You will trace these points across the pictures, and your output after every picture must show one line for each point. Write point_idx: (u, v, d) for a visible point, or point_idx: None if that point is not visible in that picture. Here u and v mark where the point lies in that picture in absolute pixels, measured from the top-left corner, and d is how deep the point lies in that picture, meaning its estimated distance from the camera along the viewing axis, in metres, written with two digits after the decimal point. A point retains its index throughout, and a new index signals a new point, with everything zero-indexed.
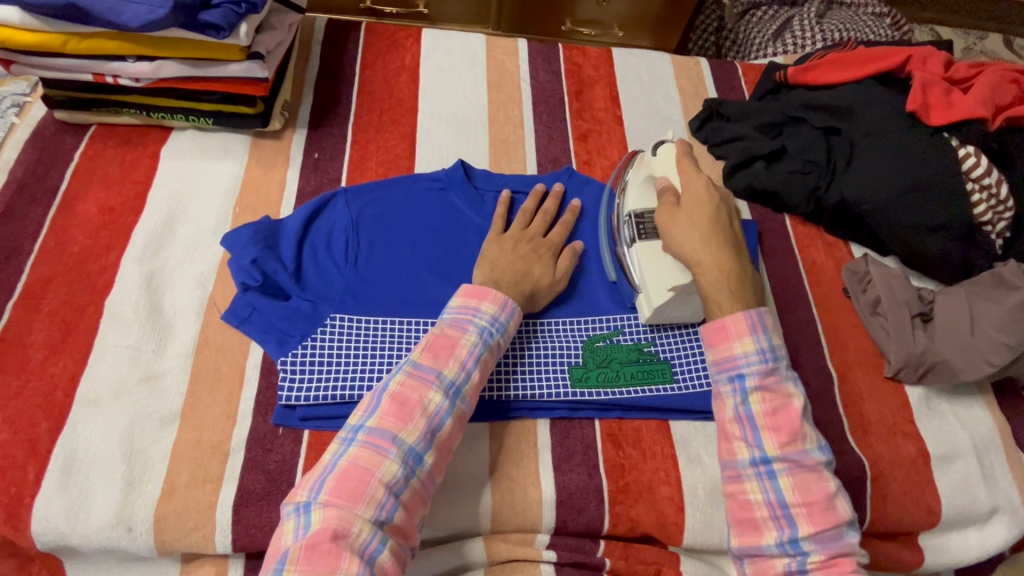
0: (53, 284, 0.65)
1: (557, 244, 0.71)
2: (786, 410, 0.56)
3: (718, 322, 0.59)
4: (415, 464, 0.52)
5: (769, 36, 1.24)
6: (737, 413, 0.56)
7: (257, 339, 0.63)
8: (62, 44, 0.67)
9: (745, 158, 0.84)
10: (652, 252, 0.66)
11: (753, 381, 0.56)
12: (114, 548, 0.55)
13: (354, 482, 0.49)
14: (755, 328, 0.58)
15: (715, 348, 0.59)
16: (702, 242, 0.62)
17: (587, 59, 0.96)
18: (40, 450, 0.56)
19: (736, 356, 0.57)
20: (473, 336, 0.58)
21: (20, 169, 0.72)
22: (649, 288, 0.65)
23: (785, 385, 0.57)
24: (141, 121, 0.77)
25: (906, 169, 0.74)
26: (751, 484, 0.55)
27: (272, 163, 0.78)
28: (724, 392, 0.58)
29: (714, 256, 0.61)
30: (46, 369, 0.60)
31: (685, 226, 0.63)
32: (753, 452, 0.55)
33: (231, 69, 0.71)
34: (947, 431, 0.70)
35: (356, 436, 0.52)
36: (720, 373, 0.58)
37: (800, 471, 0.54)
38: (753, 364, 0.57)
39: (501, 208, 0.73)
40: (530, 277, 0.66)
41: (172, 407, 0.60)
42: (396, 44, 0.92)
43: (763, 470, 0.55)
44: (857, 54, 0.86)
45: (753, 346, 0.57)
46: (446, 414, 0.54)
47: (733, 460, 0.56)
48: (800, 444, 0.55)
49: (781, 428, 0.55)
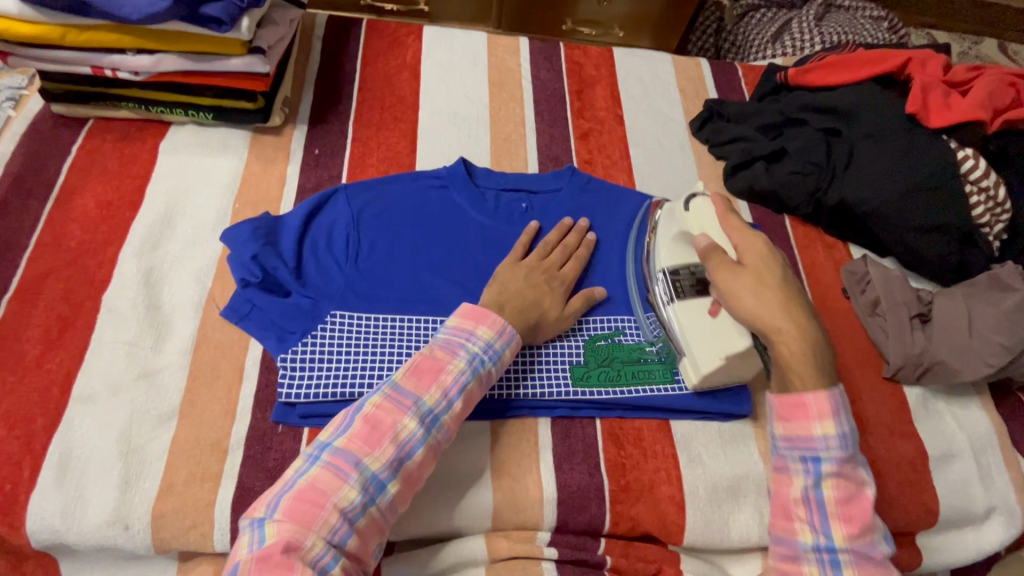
0: (50, 279, 0.64)
1: (571, 278, 0.69)
2: (859, 499, 0.56)
3: (797, 398, 0.57)
4: (376, 493, 0.51)
5: (768, 38, 1.25)
6: (807, 494, 0.56)
7: (257, 336, 0.63)
8: (61, 36, 0.66)
9: (744, 158, 0.85)
10: (697, 316, 0.64)
11: (829, 467, 0.56)
12: (111, 546, 0.54)
13: (309, 504, 0.48)
14: (835, 412, 0.57)
15: (790, 424, 0.58)
16: (781, 311, 0.59)
17: (589, 59, 0.96)
18: (36, 447, 0.55)
19: (815, 437, 0.56)
20: (461, 362, 0.57)
21: (17, 162, 0.71)
22: (696, 353, 0.63)
23: (858, 470, 0.57)
24: (140, 116, 0.77)
25: (905, 172, 0.75)
26: (810, 568, 0.55)
27: (272, 159, 0.77)
28: (794, 470, 0.57)
29: (796, 326, 0.59)
30: (42, 364, 0.59)
31: (757, 291, 0.60)
32: (817, 537, 0.55)
33: (233, 63, 0.70)
34: (944, 432, 0.71)
35: (322, 456, 0.51)
36: (790, 450, 0.58)
37: (866, 565, 0.54)
38: (832, 450, 0.56)
39: (524, 237, 0.71)
40: (539, 307, 0.65)
41: (170, 404, 0.59)
42: (397, 41, 0.92)
43: (826, 558, 0.54)
44: (858, 56, 0.87)
45: (835, 431, 0.56)
46: (418, 443, 0.53)
47: (792, 539, 0.56)
48: (869, 537, 0.55)
49: (853, 519, 0.55)
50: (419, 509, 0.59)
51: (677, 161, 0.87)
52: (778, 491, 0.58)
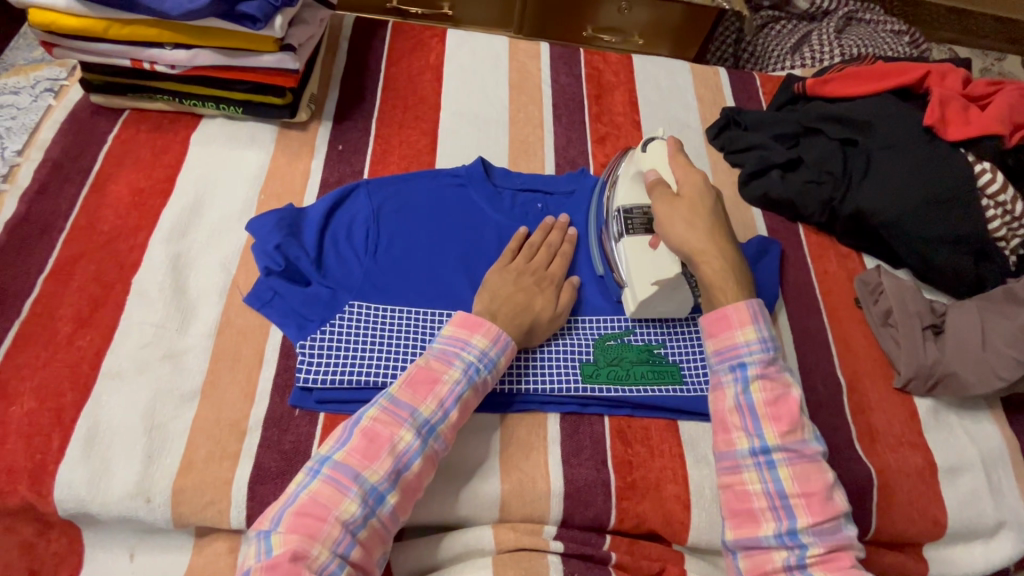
0: (84, 261, 0.67)
1: (559, 277, 0.70)
2: (786, 400, 0.56)
3: (719, 312, 0.59)
4: (375, 505, 0.51)
5: (787, 50, 1.29)
6: (738, 402, 0.57)
7: (277, 322, 0.65)
8: (105, 29, 0.69)
9: (760, 166, 0.85)
10: (639, 247, 0.67)
11: (755, 370, 0.57)
12: (132, 518, 0.56)
13: (311, 518, 0.49)
14: (755, 318, 0.58)
15: (717, 338, 0.59)
16: (707, 236, 0.62)
17: (608, 65, 0.97)
18: (65, 420, 0.58)
19: (738, 344, 0.58)
20: (457, 372, 0.58)
21: (56, 148, 0.75)
22: (635, 282, 0.66)
23: (785, 374, 0.58)
24: (174, 108, 0.79)
25: (921, 183, 0.75)
26: (749, 474, 0.55)
27: (298, 153, 0.80)
28: (725, 381, 0.58)
29: (720, 251, 0.62)
30: (73, 342, 0.62)
31: (688, 219, 0.63)
32: (753, 441, 0.55)
33: (265, 59, 0.73)
34: (955, 444, 0.71)
35: (322, 470, 0.51)
36: (720, 363, 0.59)
37: (800, 461, 0.54)
38: (755, 354, 0.57)
39: (513, 244, 0.71)
40: (530, 311, 0.65)
41: (193, 384, 0.61)
42: (422, 44, 0.94)
43: (763, 460, 0.55)
44: (877, 69, 0.87)
45: (755, 335, 0.57)
46: (415, 454, 0.54)
47: (731, 451, 0.56)
48: (800, 434, 0.55)
49: (782, 417, 0.55)
50: (430, 498, 0.60)
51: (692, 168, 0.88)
52: (714, 406, 0.59)
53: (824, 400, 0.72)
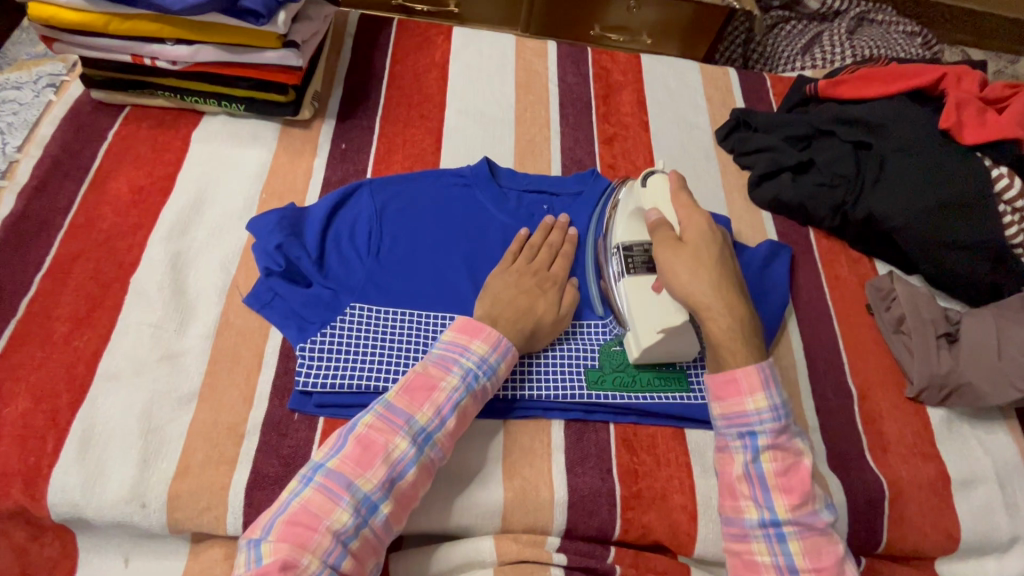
0: (81, 259, 0.66)
1: (562, 279, 0.68)
2: (798, 470, 0.55)
3: (728, 375, 0.57)
4: (368, 514, 0.50)
5: (798, 50, 1.28)
6: (747, 471, 0.55)
7: (277, 324, 0.64)
8: (105, 24, 0.68)
9: (771, 169, 0.84)
10: (641, 290, 0.64)
11: (765, 440, 0.55)
12: (127, 523, 0.55)
13: (302, 527, 0.47)
14: (766, 383, 0.57)
15: (725, 402, 0.57)
16: (713, 288, 0.60)
17: (616, 64, 0.96)
18: (60, 421, 0.56)
19: (748, 412, 0.56)
20: (455, 379, 0.56)
21: (55, 144, 0.74)
22: (637, 327, 0.63)
23: (796, 441, 0.56)
24: (175, 105, 0.78)
25: (936, 188, 0.73)
26: (758, 546, 0.54)
27: (300, 151, 0.78)
28: (733, 448, 0.57)
29: (726, 304, 0.59)
30: (70, 341, 0.61)
31: (692, 267, 0.61)
32: (762, 512, 0.54)
33: (268, 56, 0.72)
34: (969, 455, 0.69)
35: (314, 477, 0.50)
36: (728, 428, 0.57)
37: (810, 534, 0.53)
38: (765, 422, 0.55)
39: (514, 245, 0.70)
40: (533, 314, 0.63)
41: (191, 386, 0.60)
42: (427, 41, 0.93)
43: (773, 532, 0.54)
44: (892, 70, 0.85)
45: (766, 403, 0.55)
46: (410, 462, 0.52)
47: (739, 519, 0.55)
48: (811, 505, 0.54)
49: (793, 489, 0.54)
50: (431, 506, 0.59)
51: (701, 170, 0.87)
52: (722, 472, 0.57)
53: (834, 409, 0.70)
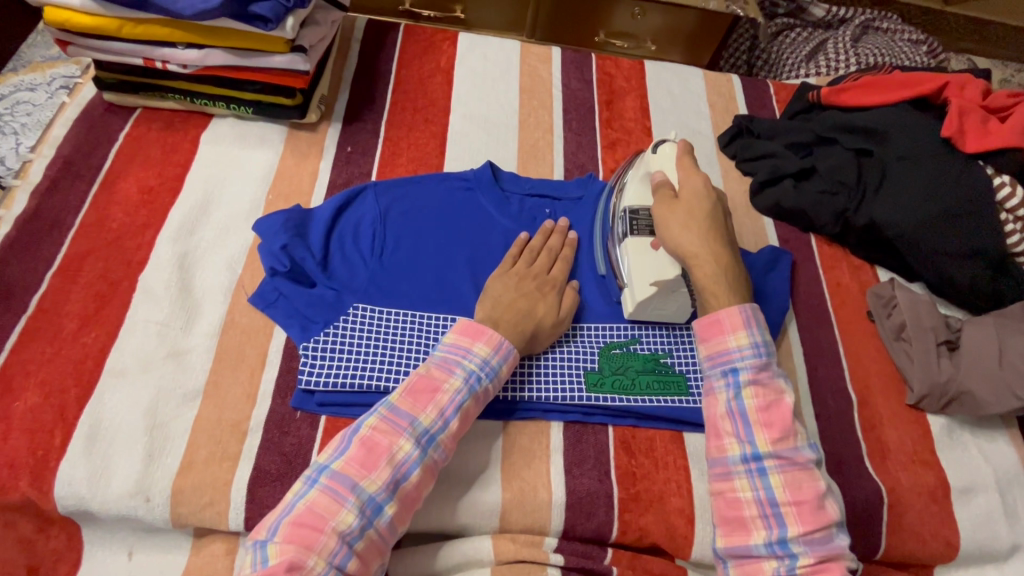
0: (91, 258, 0.67)
1: (561, 282, 0.69)
2: (779, 406, 0.56)
3: (712, 317, 0.61)
4: (373, 516, 0.50)
5: (802, 57, 1.27)
6: (730, 406, 0.57)
7: (281, 324, 0.65)
8: (119, 28, 0.69)
9: (772, 175, 0.84)
10: (642, 248, 0.65)
11: (747, 376, 0.58)
12: (131, 517, 0.56)
13: (308, 529, 0.48)
14: (748, 323, 0.60)
15: (709, 343, 0.61)
16: (703, 239, 0.63)
17: (619, 70, 0.96)
18: (68, 416, 0.58)
19: (730, 350, 0.59)
20: (458, 381, 0.57)
21: (68, 145, 0.75)
22: (634, 282, 0.65)
23: (779, 382, 0.58)
24: (185, 107, 0.80)
25: (938, 196, 0.73)
26: (740, 481, 0.55)
27: (307, 153, 0.80)
28: (717, 387, 0.59)
29: (714, 254, 0.63)
30: (79, 338, 0.62)
31: (685, 221, 0.64)
32: (744, 448, 0.56)
33: (276, 60, 0.73)
34: (968, 463, 0.69)
35: (319, 479, 0.51)
36: (713, 368, 0.60)
37: (791, 468, 0.54)
38: (747, 359, 0.58)
39: (514, 249, 0.70)
40: (533, 317, 0.64)
41: (195, 384, 0.61)
42: (433, 47, 0.94)
43: (754, 467, 0.55)
44: (893, 78, 0.86)
45: (747, 340, 0.59)
46: (414, 464, 0.53)
47: (723, 457, 0.57)
48: (792, 441, 0.55)
49: (773, 423, 0.55)
50: (430, 506, 0.59)
51: (703, 176, 0.87)
52: (708, 412, 0.59)
53: (833, 415, 0.71)
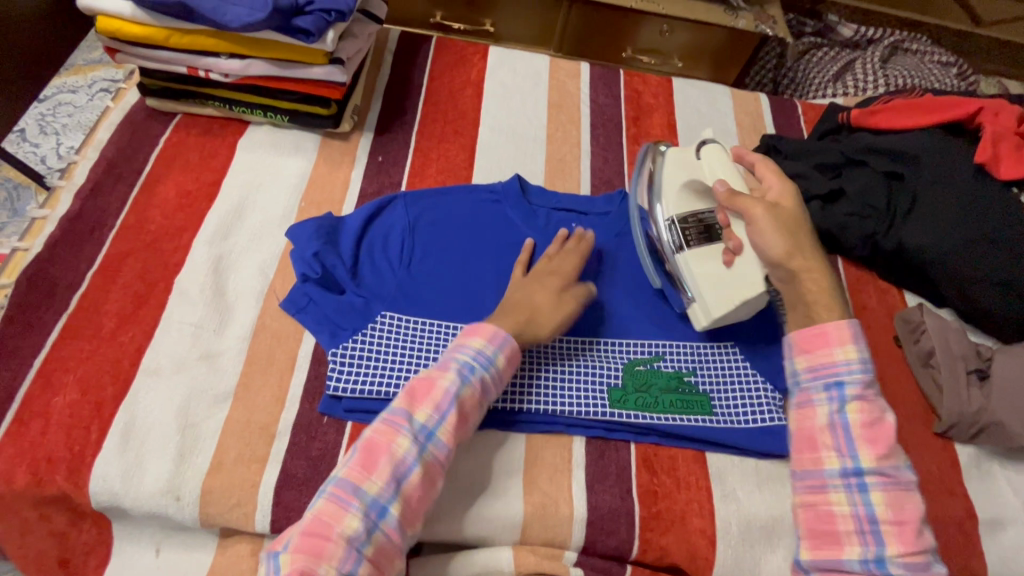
0: (130, 258, 0.69)
1: (565, 273, 0.68)
2: (883, 424, 0.56)
3: (818, 328, 0.59)
4: (378, 517, 0.51)
5: (829, 78, 1.29)
6: (831, 419, 0.57)
7: (310, 329, 0.66)
8: (166, 38, 0.72)
9: (801, 196, 0.83)
10: (705, 258, 0.67)
11: (852, 390, 0.56)
12: (161, 515, 0.57)
13: (316, 536, 0.49)
14: (854, 338, 0.58)
15: (812, 353, 0.58)
16: (806, 250, 0.61)
17: (647, 87, 0.97)
18: (104, 413, 0.59)
19: (837, 363, 0.57)
20: (452, 374, 0.57)
21: (111, 148, 0.78)
22: (708, 296, 0.66)
23: (881, 398, 0.58)
24: (223, 114, 0.82)
25: (969, 224, 0.73)
26: (836, 495, 0.55)
27: (339, 162, 0.81)
28: (818, 399, 0.58)
29: (820, 264, 0.61)
30: (116, 336, 0.64)
31: (784, 232, 0.62)
32: (844, 462, 0.55)
33: (314, 71, 0.75)
34: (998, 496, 0.67)
35: (325, 489, 0.52)
36: (813, 379, 0.58)
37: (892, 488, 0.54)
38: (854, 374, 0.57)
39: (524, 255, 0.72)
40: (531, 307, 0.64)
41: (226, 385, 0.62)
42: (464, 60, 0.95)
43: (853, 482, 0.55)
44: (925, 100, 0.85)
45: (857, 356, 0.57)
46: (414, 461, 0.53)
47: (819, 469, 0.56)
48: (896, 460, 0.55)
49: (878, 441, 0.55)
50: (450, 517, 0.59)
51: None
52: (804, 422, 0.59)
53: None
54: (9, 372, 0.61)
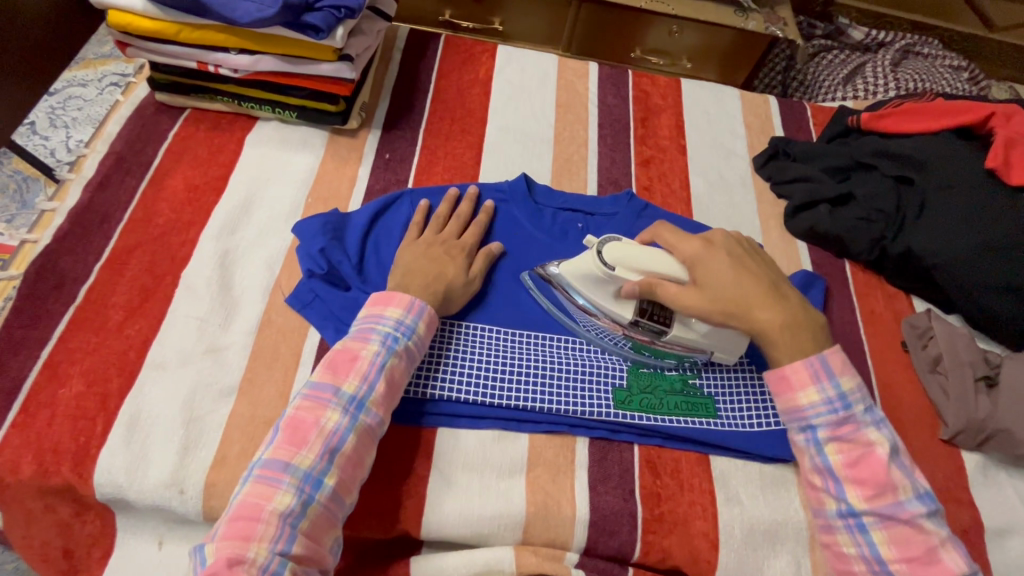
0: (138, 252, 0.69)
1: (471, 245, 0.71)
2: (869, 459, 0.56)
3: (778, 373, 0.60)
4: (313, 490, 0.51)
5: (838, 81, 1.29)
6: (815, 463, 0.58)
7: (316, 325, 0.66)
8: (176, 32, 0.72)
9: (808, 200, 0.84)
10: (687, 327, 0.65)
11: (826, 432, 0.58)
12: (165, 508, 0.57)
13: (245, 519, 0.49)
14: (818, 377, 0.59)
15: (780, 399, 0.60)
16: (748, 298, 0.61)
17: (656, 88, 0.97)
18: (110, 405, 0.59)
19: (804, 407, 0.59)
20: (376, 344, 0.58)
21: (120, 142, 0.78)
22: (726, 349, 0.65)
23: (864, 430, 0.58)
24: (232, 109, 0.82)
25: (982, 228, 0.72)
26: (842, 537, 0.56)
27: (346, 159, 0.81)
28: (798, 443, 0.60)
29: (765, 304, 0.61)
30: (123, 329, 0.64)
31: (717, 292, 0.60)
32: (839, 505, 0.56)
33: (323, 68, 0.75)
34: (1004, 504, 0.67)
35: (253, 470, 0.51)
36: (789, 424, 0.60)
37: (894, 524, 0.55)
38: (822, 415, 0.58)
39: (445, 206, 0.74)
40: (443, 279, 0.66)
41: (231, 379, 0.63)
42: (472, 58, 0.95)
43: (853, 524, 0.56)
44: (937, 104, 0.84)
45: (819, 396, 0.58)
46: (346, 431, 0.54)
47: (821, 513, 0.58)
48: (892, 495, 0.55)
49: (865, 480, 0.55)
50: (452, 516, 0.59)
51: (737, 196, 0.87)
52: (797, 466, 0.61)
53: None
54: (16, 363, 0.61)
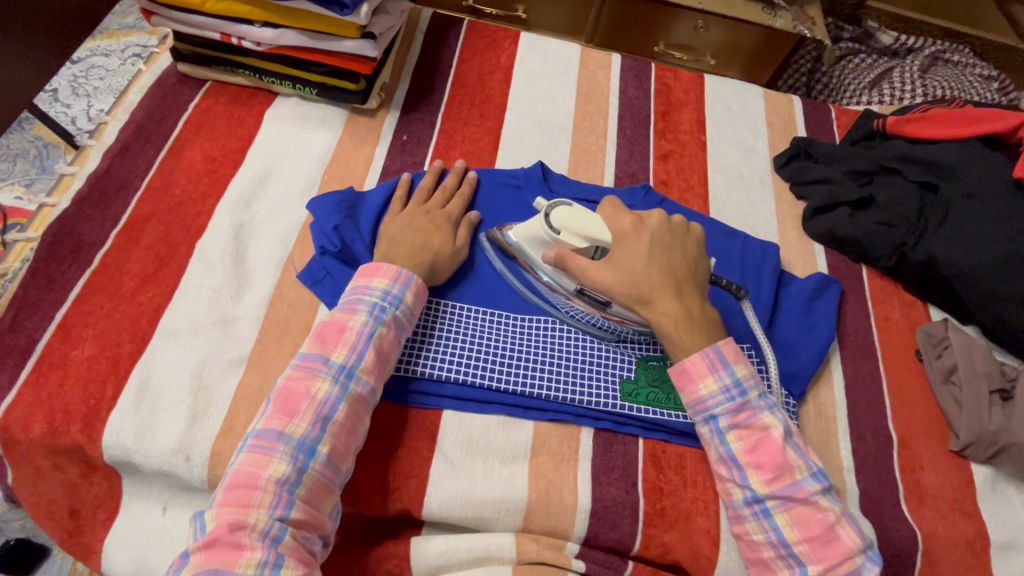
0: (154, 220, 0.70)
1: (455, 215, 0.71)
2: (767, 445, 0.56)
3: (678, 367, 0.59)
4: (307, 457, 0.51)
5: (865, 85, 1.25)
6: (719, 453, 0.58)
7: (327, 302, 0.66)
8: (201, 3, 0.73)
9: (828, 202, 0.83)
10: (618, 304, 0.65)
11: (726, 420, 0.57)
12: (171, 473, 0.58)
13: (242, 488, 0.49)
14: (715, 366, 0.58)
15: (683, 393, 0.59)
16: (653, 286, 0.60)
17: (679, 82, 0.95)
18: (121, 368, 0.60)
19: (703, 397, 0.58)
20: (363, 315, 0.58)
21: (141, 111, 0.78)
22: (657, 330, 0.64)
23: (761, 415, 0.57)
24: (253, 84, 0.82)
25: (1005, 237, 0.70)
26: (750, 524, 0.56)
27: (364, 138, 0.81)
28: (704, 433, 0.59)
29: (665, 295, 0.60)
30: (136, 296, 0.64)
31: (618, 277, 0.61)
32: (744, 492, 0.56)
33: (346, 44, 0.75)
34: (1012, 518, 0.66)
35: (247, 442, 0.52)
36: (694, 415, 0.59)
37: (795, 506, 0.54)
38: (721, 403, 0.58)
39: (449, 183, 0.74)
40: (430, 249, 0.66)
41: (242, 350, 0.63)
42: (494, 44, 0.95)
43: (758, 509, 0.55)
44: (968, 112, 0.82)
45: (716, 385, 0.58)
46: (337, 400, 0.54)
47: (730, 501, 0.57)
48: (790, 476, 0.55)
49: (764, 464, 0.55)
50: (453, 500, 0.59)
51: (755, 196, 0.86)
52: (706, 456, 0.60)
53: (873, 453, 0.68)
54: (31, 324, 0.62)
